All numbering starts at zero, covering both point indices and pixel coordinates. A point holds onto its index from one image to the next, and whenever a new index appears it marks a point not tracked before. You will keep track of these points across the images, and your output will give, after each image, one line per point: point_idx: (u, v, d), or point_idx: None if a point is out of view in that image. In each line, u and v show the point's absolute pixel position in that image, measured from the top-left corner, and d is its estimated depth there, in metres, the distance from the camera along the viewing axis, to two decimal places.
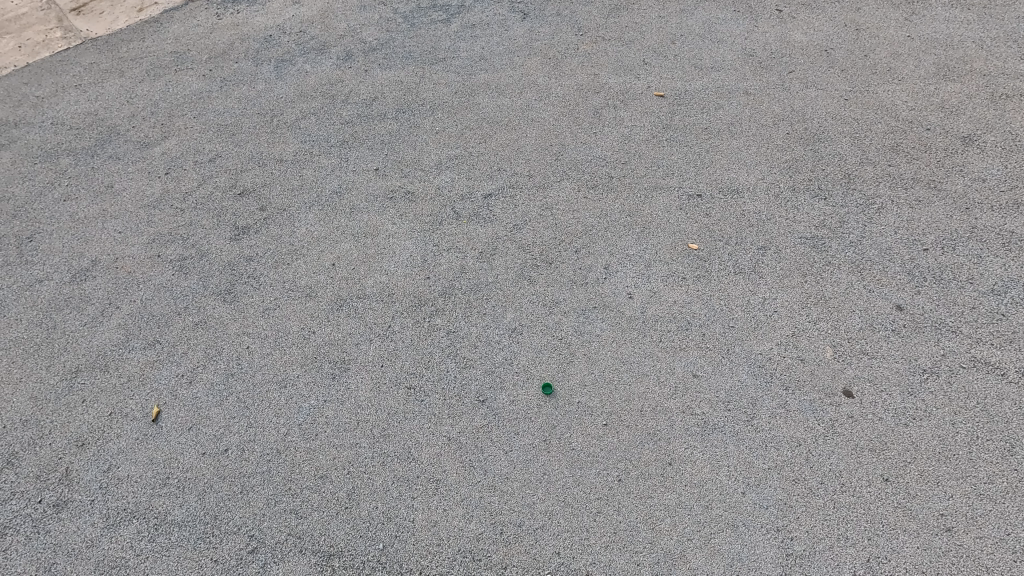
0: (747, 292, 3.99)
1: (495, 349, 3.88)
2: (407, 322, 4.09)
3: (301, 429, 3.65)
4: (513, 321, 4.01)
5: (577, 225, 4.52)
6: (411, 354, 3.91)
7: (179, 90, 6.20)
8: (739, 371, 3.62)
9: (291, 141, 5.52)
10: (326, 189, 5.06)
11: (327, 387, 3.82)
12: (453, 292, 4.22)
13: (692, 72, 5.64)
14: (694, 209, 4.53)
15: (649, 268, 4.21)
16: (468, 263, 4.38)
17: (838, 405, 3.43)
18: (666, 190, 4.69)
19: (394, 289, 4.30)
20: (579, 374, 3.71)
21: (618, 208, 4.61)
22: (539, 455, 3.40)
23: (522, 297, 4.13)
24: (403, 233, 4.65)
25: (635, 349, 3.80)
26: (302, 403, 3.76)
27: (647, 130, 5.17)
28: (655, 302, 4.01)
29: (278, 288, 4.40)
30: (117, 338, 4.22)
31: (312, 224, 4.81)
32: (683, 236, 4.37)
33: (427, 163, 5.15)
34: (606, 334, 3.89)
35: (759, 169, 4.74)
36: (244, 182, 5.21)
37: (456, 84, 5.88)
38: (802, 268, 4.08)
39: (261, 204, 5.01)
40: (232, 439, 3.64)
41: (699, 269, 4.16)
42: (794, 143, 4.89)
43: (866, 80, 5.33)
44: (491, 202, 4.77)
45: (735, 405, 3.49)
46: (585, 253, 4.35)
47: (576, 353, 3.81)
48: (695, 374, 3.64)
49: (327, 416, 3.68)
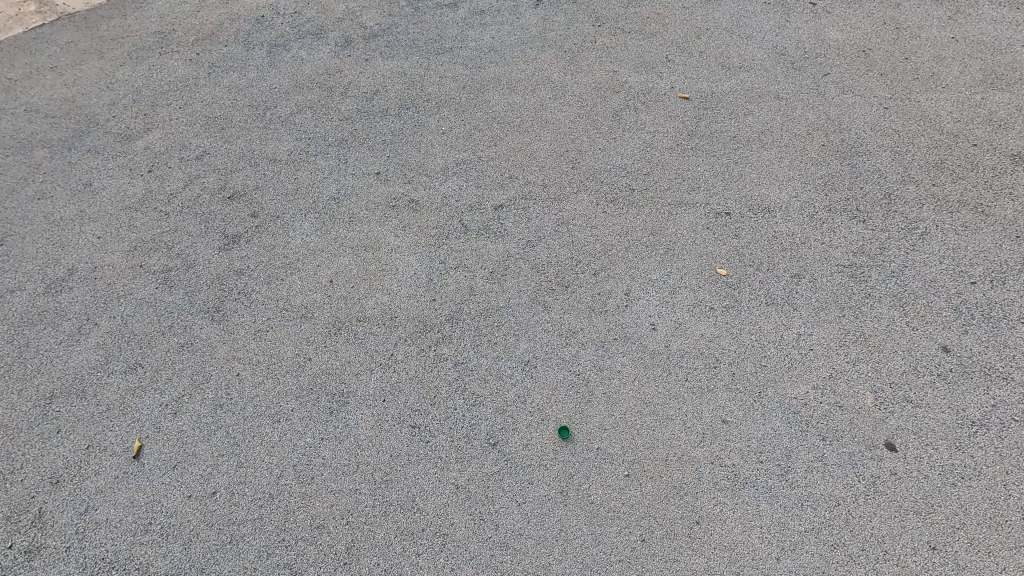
0: (781, 326, 3.69)
1: (507, 385, 3.58)
2: (411, 351, 3.78)
3: (296, 471, 3.36)
4: (526, 353, 3.70)
5: (596, 244, 4.19)
6: (416, 388, 3.61)
7: (164, 76, 5.74)
8: (772, 418, 3.35)
9: (286, 138, 5.11)
10: (323, 195, 4.69)
11: (324, 424, 3.52)
12: (461, 318, 3.91)
13: (719, 71, 5.24)
14: (722, 229, 4.19)
15: (673, 296, 3.88)
16: (476, 284, 4.07)
17: (880, 460, 3.17)
18: (692, 206, 4.34)
19: (397, 312, 3.98)
20: (599, 417, 3.42)
21: (639, 225, 4.27)
22: (556, 509, 3.13)
23: (537, 325, 3.82)
24: (407, 248, 4.31)
25: (659, 388, 3.50)
26: (296, 442, 3.47)
27: (670, 137, 4.79)
28: (681, 335, 3.71)
29: (272, 308, 4.07)
30: (96, 360, 3.89)
31: (308, 235, 4.45)
32: (711, 260, 4.04)
33: (433, 169, 4.78)
34: (627, 371, 3.59)
35: (793, 185, 4.39)
36: (234, 184, 4.82)
37: (464, 77, 5.45)
38: (839, 300, 3.78)
39: (253, 209, 4.63)
40: (221, 480, 3.35)
41: (727, 296, 3.85)
42: (830, 156, 4.53)
43: (908, 87, 4.94)
44: (502, 215, 4.43)
45: (769, 457, 3.22)
46: (604, 276, 4.02)
47: (595, 392, 3.52)
48: (725, 421, 3.36)
49: (324, 457, 3.40)
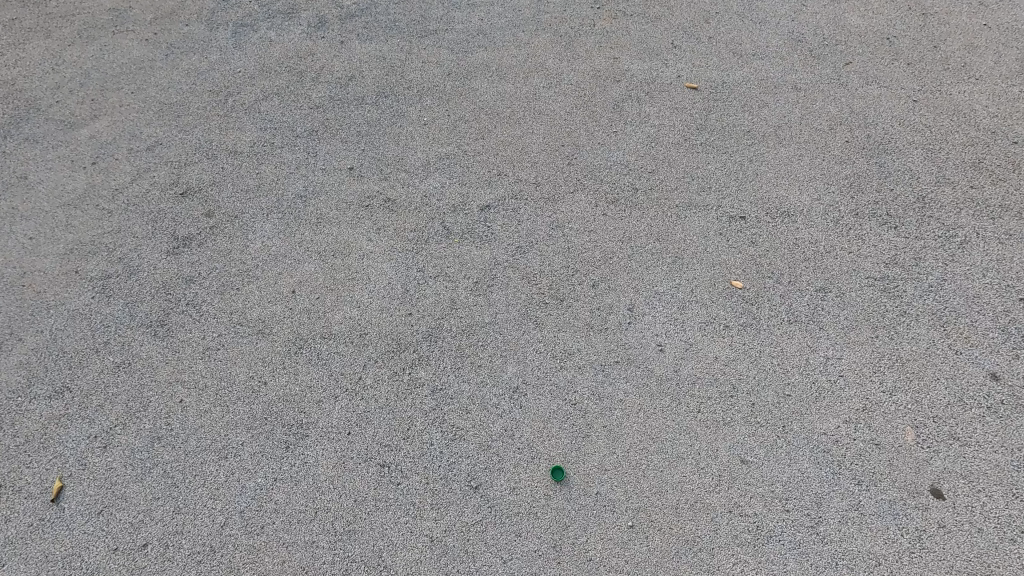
0: (805, 349, 3.24)
1: (493, 417, 3.11)
2: (383, 374, 3.30)
3: (244, 519, 2.86)
4: (514, 378, 3.24)
5: (595, 252, 3.72)
6: (387, 419, 3.14)
7: (116, 58, 5.17)
8: (799, 458, 2.89)
9: (249, 128, 4.58)
10: (288, 192, 4.16)
11: (279, 461, 3.03)
12: (441, 336, 3.43)
13: (731, 59, 4.75)
14: (736, 235, 3.73)
15: (682, 312, 3.43)
16: (459, 296, 3.58)
17: (926, 510, 2.72)
18: (702, 209, 3.88)
19: (368, 328, 3.49)
20: (598, 455, 2.96)
21: (643, 230, 3.80)
22: (547, 568, 2.66)
23: (527, 346, 3.35)
24: (381, 254, 3.81)
25: (667, 421, 3.04)
26: (246, 483, 2.97)
27: (677, 131, 4.31)
28: (692, 358, 3.25)
29: (224, 322, 3.55)
30: (16, 382, 3.35)
31: (269, 238, 3.93)
32: (724, 271, 3.58)
33: (413, 164, 4.27)
34: (631, 400, 3.13)
35: (815, 186, 3.92)
36: (188, 178, 4.28)
37: (449, 62, 4.94)
38: (871, 317, 3.33)
39: (208, 208, 4.10)
40: (154, 529, 2.85)
41: (743, 313, 3.40)
42: (855, 153, 4.07)
43: (938, 78, 4.48)
44: (489, 217, 3.94)
45: (797, 504, 2.77)
46: (603, 288, 3.56)
47: (594, 425, 3.06)
48: (744, 461, 2.90)
49: (278, 502, 2.91)
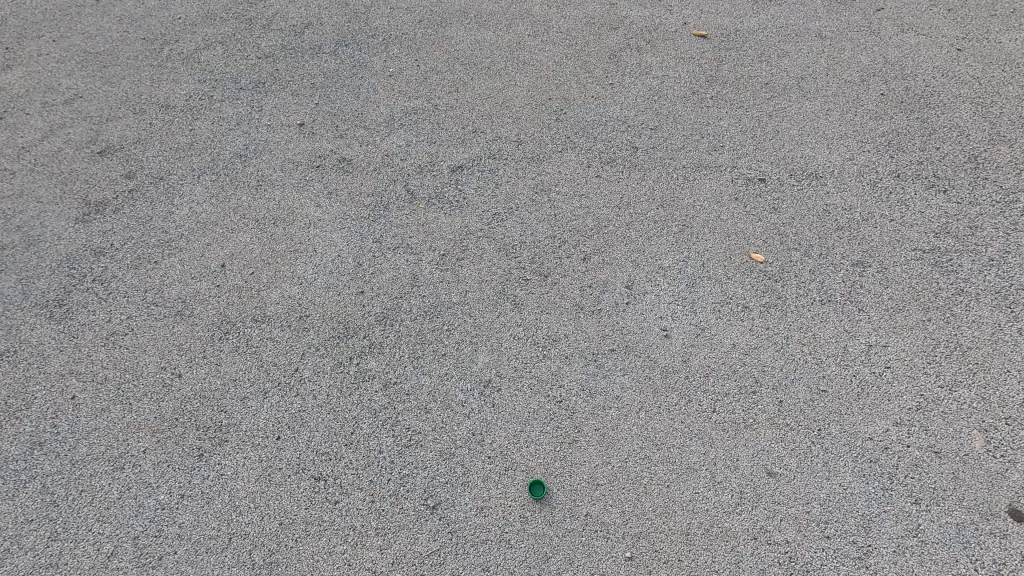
0: (843, 335, 2.64)
1: (457, 418, 2.51)
2: (325, 365, 2.68)
3: (138, 547, 2.25)
4: (486, 371, 2.63)
5: (586, 219, 3.11)
6: (327, 421, 2.53)
7: (39, 4, 4.50)
8: (839, 470, 2.31)
9: (185, 79, 3.93)
10: (226, 150, 3.52)
11: (188, 473, 2.42)
12: (398, 319, 2.81)
13: (744, 5, 4.14)
14: (755, 200, 3.13)
15: (692, 291, 2.83)
16: (422, 272, 2.97)
17: (1005, 538, 2.13)
18: (715, 171, 3.27)
19: (310, 309, 2.87)
20: (587, 467, 2.37)
21: (644, 194, 3.19)
22: None
23: (502, 331, 2.75)
24: (331, 222, 3.19)
25: (673, 424, 2.45)
26: (145, 501, 2.36)
27: (683, 84, 3.70)
28: (703, 346, 2.66)
29: (136, 301, 2.92)
30: None
31: (198, 203, 3.30)
32: (742, 242, 2.98)
33: (374, 119, 3.64)
34: (629, 398, 2.54)
35: (847, 144, 3.32)
36: (109, 135, 3.63)
37: (421, 9, 4.30)
38: (922, 297, 2.73)
39: (128, 169, 3.46)
40: (21, 561, 2.22)
41: (766, 292, 2.80)
42: (892, 107, 3.46)
43: (984, 25, 3.87)
44: (462, 180, 3.32)
45: (840, 530, 2.18)
46: (597, 261, 2.95)
47: (583, 429, 2.47)
48: (771, 474, 2.32)
49: (183, 525, 2.30)
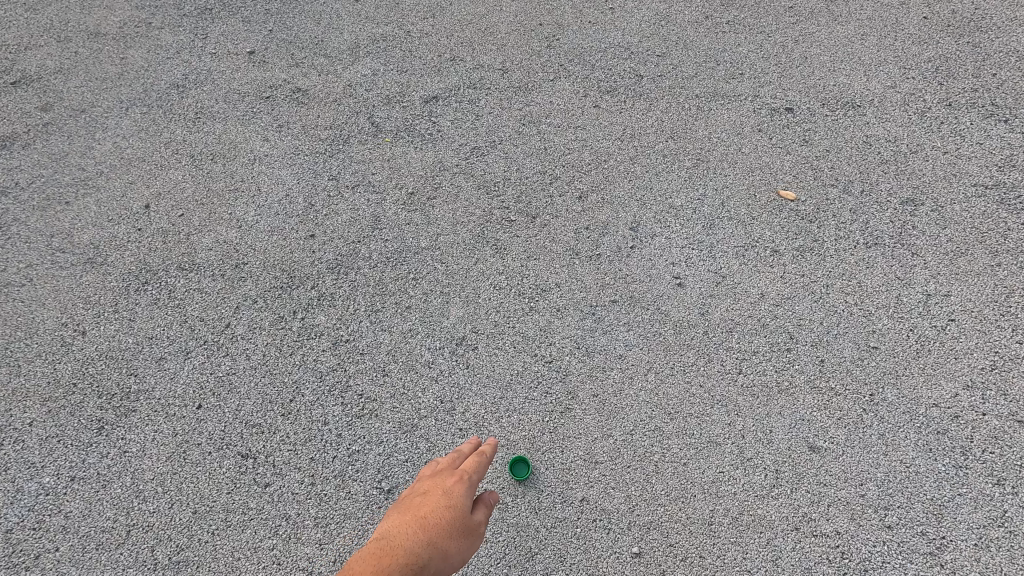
0: (895, 283, 2.17)
1: (423, 383, 2.03)
2: (263, 320, 2.19)
3: (11, 543, 1.77)
4: (459, 327, 2.15)
5: (583, 154, 2.62)
6: (260, 387, 2.04)
7: None
8: (900, 444, 1.84)
9: (120, 5, 3.40)
10: (161, 80, 3.01)
11: (83, 450, 1.93)
12: (355, 267, 2.32)
13: None
14: (783, 132, 2.65)
15: (710, 234, 2.35)
16: (385, 213, 2.47)
17: None
18: (734, 100, 2.78)
19: (248, 255, 2.37)
20: (583, 442, 1.90)
21: (651, 126, 2.70)
22: None
23: (480, 280, 2.26)
24: (279, 157, 2.68)
25: (690, 389, 1.98)
26: (25, 485, 1.87)
27: (694, 8, 3.20)
28: (725, 296, 2.18)
29: (40, 247, 2.42)
30: None
31: (123, 137, 2.78)
32: (768, 178, 2.50)
33: (336, 46, 3.13)
34: (635, 358, 2.06)
35: (887, 71, 2.83)
36: (26, 64, 3.11)
37: None
38: (988, 239, 2.26)
39: (45, 101, 2.94)
40: None
41: (799, 234, 2.32)
42: (938, 31, 2.98)
43: None
44: (436, 111, 2.82)
45: (903, 519, 1.72)
46: (595, 200, 2.46)
47: (579, 395, 1.99)
48: (813, 449, 1.85)
49: (71, 515, 1.81)
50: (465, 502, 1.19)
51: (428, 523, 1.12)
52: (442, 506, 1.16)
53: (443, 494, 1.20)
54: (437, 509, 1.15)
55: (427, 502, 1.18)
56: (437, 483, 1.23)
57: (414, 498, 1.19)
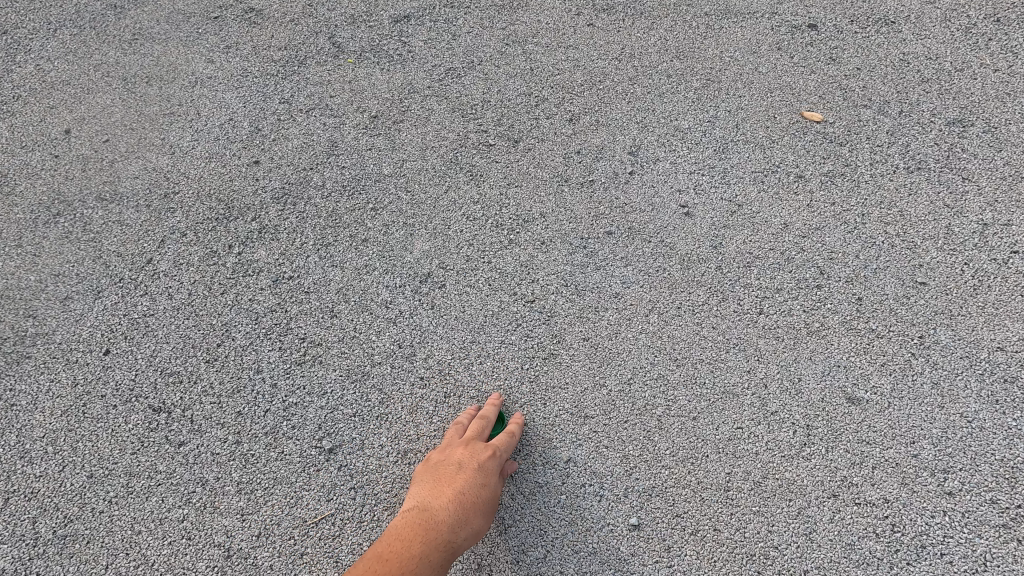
0: (945, 211, 1.82)
1: (377, 326, 1.68)
2: (191, 255, 1.84)
3: None
4: (425, 261, 1.80)
5: (575, 74, 2.26)
6: (182, 330, 1.69)
7: None
8: (959, 395, 1.50)
9: None
10: None
11: None
12: (304, 196, 1.97)
13: None
14: (808, 49, 2.28)
15: (723, 158, 1.99)
16: (343, 138, 2.12)
17: None
18: (752, 14, 2.39)
19: (180, 183, 2.02)
20: (570, 394, 1.56)
21: (655, 43, 2.33)
22: None
23: (451, 210, 1.91)
24: (225, 79, 2.32)
25: (701, 332, 1.63)
26: None
27: None
28: (742, 227, 1.83)
29: None
30: None
31: (48, 59, 2.42)
32: (791, 99, 2.14)
33: None
34: (634, 296, 1.71)
35: None
36: None
37: None
38: None
39: None
40: None
41: (828, 159, 1.97)
42: None
43: None
44: (408, 29, 2.45)
45: (964, 484, 1.40)
46: (588, 123, 2.11)
47: (566, 339, 1.64)
48: (852, 400, 1.51)
49: None
50: (494, 482, 1.38)
51: (463, 499, 1.33)
52: (475, 485, 1.36)
53: (477, 470, 1.39)
54: (473, 486, 1.36)
55: (463, 474, 1.38)
56: (472, 456, 1.42)
57: (450, 469, 1.39)
